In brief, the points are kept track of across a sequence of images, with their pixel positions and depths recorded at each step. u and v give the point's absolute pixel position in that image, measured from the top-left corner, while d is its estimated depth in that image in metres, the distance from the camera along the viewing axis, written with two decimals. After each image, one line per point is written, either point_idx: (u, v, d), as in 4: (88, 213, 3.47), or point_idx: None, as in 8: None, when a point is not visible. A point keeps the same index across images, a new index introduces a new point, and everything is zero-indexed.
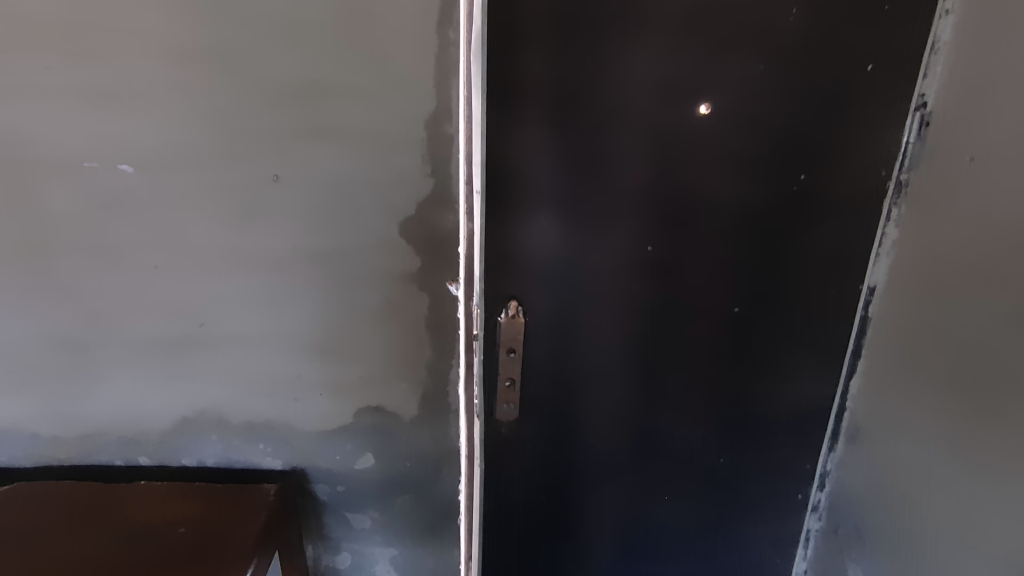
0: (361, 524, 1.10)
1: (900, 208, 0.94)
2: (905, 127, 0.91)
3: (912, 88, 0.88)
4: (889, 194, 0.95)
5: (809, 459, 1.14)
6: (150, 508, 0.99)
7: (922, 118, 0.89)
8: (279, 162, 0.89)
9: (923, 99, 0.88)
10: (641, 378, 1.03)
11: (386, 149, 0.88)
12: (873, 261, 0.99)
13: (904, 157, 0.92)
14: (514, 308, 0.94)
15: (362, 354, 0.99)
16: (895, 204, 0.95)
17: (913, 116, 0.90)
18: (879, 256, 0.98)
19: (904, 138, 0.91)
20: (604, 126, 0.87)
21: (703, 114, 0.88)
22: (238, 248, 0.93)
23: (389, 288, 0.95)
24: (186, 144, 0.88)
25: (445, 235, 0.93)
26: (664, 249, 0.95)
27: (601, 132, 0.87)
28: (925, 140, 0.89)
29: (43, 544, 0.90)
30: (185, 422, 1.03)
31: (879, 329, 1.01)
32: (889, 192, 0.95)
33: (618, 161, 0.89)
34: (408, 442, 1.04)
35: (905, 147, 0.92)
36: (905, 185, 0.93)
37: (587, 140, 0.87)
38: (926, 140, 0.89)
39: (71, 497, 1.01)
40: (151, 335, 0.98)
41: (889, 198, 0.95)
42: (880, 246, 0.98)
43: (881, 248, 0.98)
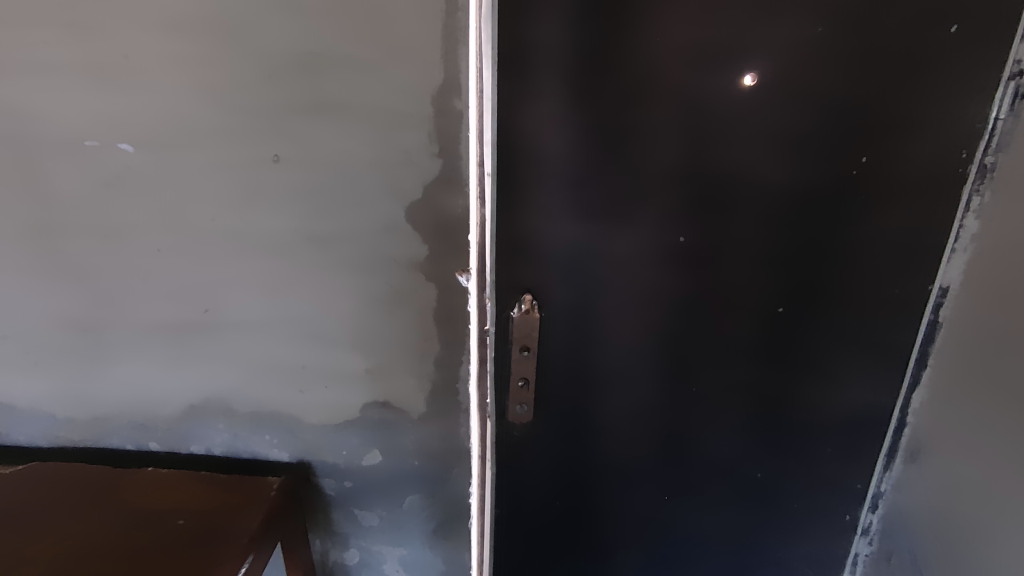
0: (369, 521, 1.06)
1: (983, 195, 0.81)
2: (994, 100, 0.77)
3: (1006, 53, 0.75)
4: (971, 179, 0.81)
5: (861, 479, 1.02)
6: (161, 492, 0.97)
7: (1017, 88, 0.75)
8: (279, 140, 0.82)
9: (1019, 66, 0.75)
10: (670, 381, 0.93)
11: (390, 125, 0.81)
12: (947, 256, 0.86)
13: (991, 136, 0.78)
14: (528, 302, 0.86)
15: (368, 347, 0.93)
16: (977, 191, 0.81)
17: (1005, 86, 0.76)
18: (955, 251, 0.85)
19: (992, 113, 0.78)
20: (633, 99, 0.77)
21: (747, 86, 0.76)
22: (239, 232, 0.88)
23: (395, 276, 0.88)
24: (184, 121, 0.82)
25: (455, 221, 0.85)
26: (698, 239, 0.84)
27: (629, 107, 0.77)
28: (1019, 115, 0.76)
29: (44, 530, 0.89)
30: (192, 410, 1.01)
31: (950, 336, 0.88)
32: (970, 177, 0.81)
33: (648, 141, 0.79)
34: (417, 439, 0.98)
35: (994, 123, 0.78)
36: (991, 169, 0.80)
37: (613, 116, 0.78)
38: (1020, 114, 0.76)
39: (80, 479, 1.00)
40: (156, 321, 0.95)
41: (970, 183, 0.81)
42: (956, 240, 0.85)
43: (957, 241, 0.85)
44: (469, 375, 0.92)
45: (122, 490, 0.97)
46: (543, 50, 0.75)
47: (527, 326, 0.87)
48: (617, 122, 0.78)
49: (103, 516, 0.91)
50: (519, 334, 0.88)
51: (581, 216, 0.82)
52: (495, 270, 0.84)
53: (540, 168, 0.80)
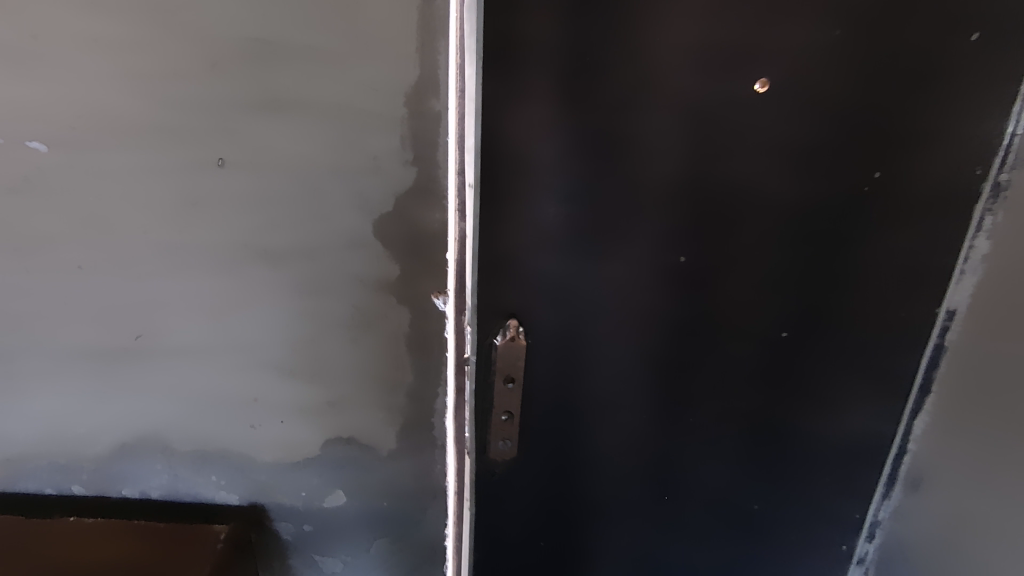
0: (332, 568, 0.95)
1: (996, 215, 0.76)
2: (1012, 115, 0.72)
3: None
4: (983, 197, 0.76)
5: (858, 508, 0.97)
6: (83, 553, 0.83)
7: None
8: (224, 142, 0.71)
9: None
10: (665, 411, 0.86)
11: (357, 128, 0.70)
12: (955, 279, 0.81)
13: (1006, 152, 0.73)
14: (514, 329, 0.77)
15: (330, 377, 0.82)
16: (989, 210, 0.76)
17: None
18: (963, 274, 0.80)
19: (1010, 128, 0.72)
20: (633, 104, 0.69)
21: (758, 92, 0.69)
22: (178, 247, 0.76)
23: (360, 297, 0.78)
24: (110, 117, 0.70)
25: (431, 237, 0.75)
26: (699, 259, 0.77)
27: (629, 113, 0.69)
28: None
29: None
30: (124, 448, 0.88)
31: (956, 362, 0.83)
32: (983, 195, 0.76)
33: (649, 150, 0.71)
34: (387, 478, 0.88)
35: (1010, 140, 0.73)
36: (1005, 187, 0.74)
37: (612, 123, 0.69)
38: None
39: None
40: (78, 348, 0.81)
41: (982, 202, 0.76)
42: (964, 262, 0.79)
43: (966, 263, 0.79)
44: (446, 408, 0.82)
45: (35, 552, 0.83)
46: (535, 46, 0.66)
47: (512, 356, 0.78)
48: (616, 129, 0.70)
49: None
50: (503, 365, 0.79)
51: (573, 233, 0.74)
52: (476, 293, 0.75)
53: (528, 180, 0.71)
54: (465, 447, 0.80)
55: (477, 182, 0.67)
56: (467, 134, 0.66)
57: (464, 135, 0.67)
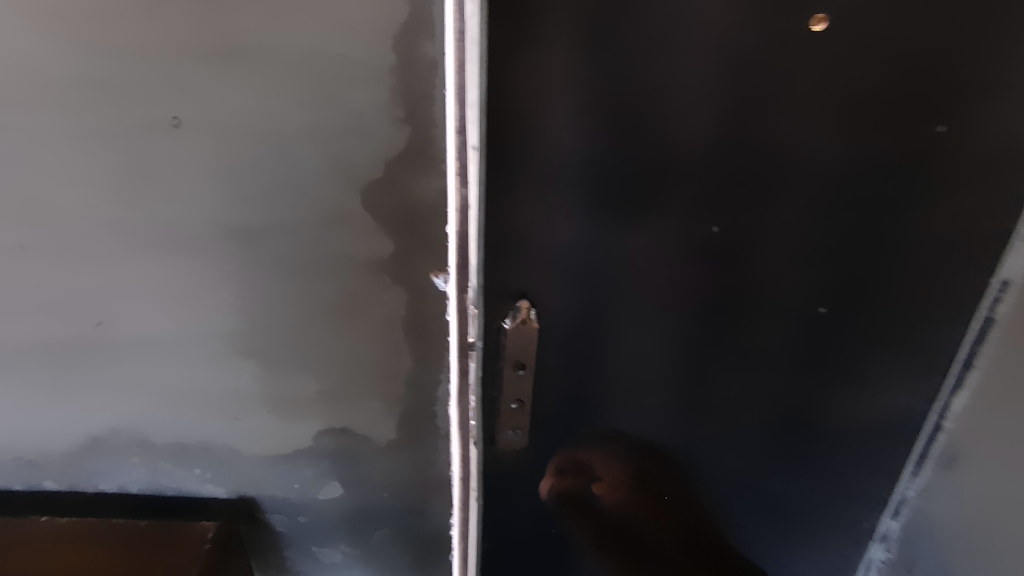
0: (330, 558, 0.90)
1: None
2: None
3: None
4: None
5: (885, 486, 0.91)
6: (57, 560, 0.76)
7: None
8: (177, 96, 0.59)
9: None
10: (687, 393, 0.79)
11: (336, 79, 0.58)
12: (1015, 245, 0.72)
13: None
14: (524, 309, 0.68)
15: (319, 365, 0.74)
16: None
17: None
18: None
19: None
20: (666, 47, 0.58)
21: (813, 31, 0.58)
22: (134, 223, 0.65)
23: (349, 277, 0.68)
24: (35, 68, 0.57)
25: (428, 207, 0.65)
26: (733, 229, 0.68)
27: (661, 59, 0.58)
28: None
29: None
30: (96, 442, 0.79)
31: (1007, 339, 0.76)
32: None
33: (682, 102, 0.60)
34: (386, 469, 0.81)
35: None
36: None
37: (639, 70, 0.58)
38: None
39: None
40: (31, 338, 0.71)
41: None
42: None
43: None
44: (451, 397, 0.75)
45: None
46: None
47: (524, 340, 0.70)
48: (644, 79, 0.59)
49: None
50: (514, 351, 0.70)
51: (591, 201, 0.64)
52: (482, 270, 0.66)
53: (541, 141, 0.61)
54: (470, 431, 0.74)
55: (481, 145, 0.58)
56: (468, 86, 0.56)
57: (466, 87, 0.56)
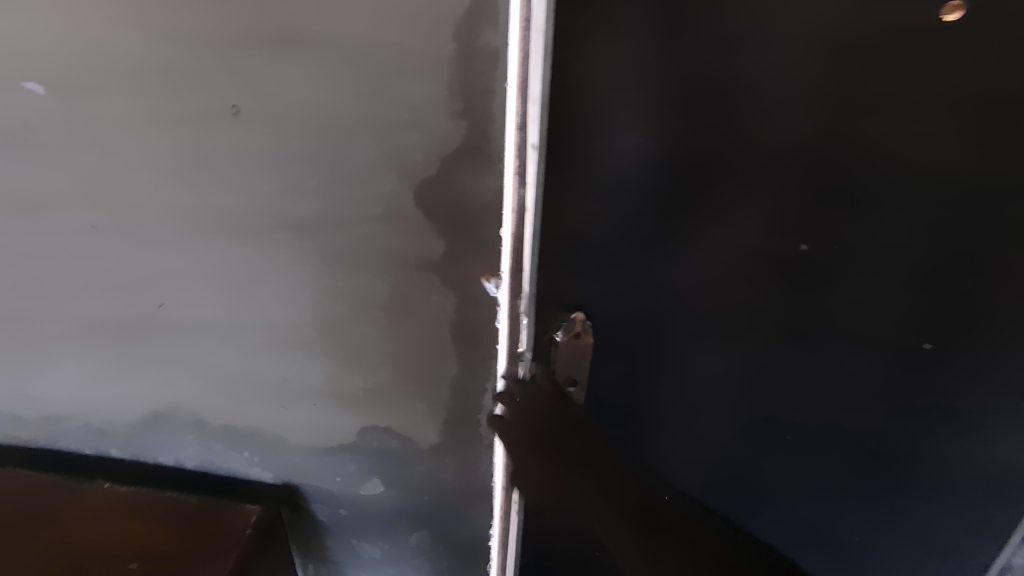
0: (369, 553, 0.89)
1: None
2: None
3: None
4: None
5: (986, 550, 0.79)
6: (119, 520, 0.80)
7: None
8: (236, 84, 0.58)
9: None
10: (754, 425, 0.71)
11: (393, 69, 0.55)
12: None
13: None
14: (579, 322, 0.64)
15: (364, 363, 0.72)
16: None
17: None
18: None
19: None
20: (760, 40, 0.50)
21: (946, 21, 0.48)
22: (194, 210, 0.65)
23: (398, 276, 0.66)
24: (106, 54, 0.58)
25: (482, 207, 0.61)
26: (823, 249, 0.59)
27: (753, 53, 0.51)
28: None
29: None
30: (156, 418, 0.82)
31: None
32: None
33: (773, 102, 0.53)
34: (428, 473, 0.79)
35: None
36: None
37: (724, 65, 0.51)
38: None
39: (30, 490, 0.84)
40: (99, 314, 0.74)
41: None
42: None
43: None
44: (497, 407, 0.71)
45: (67, 521, 0.79)
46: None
47: (579, 356, 0.67)
48: (732, 75, 0.52)
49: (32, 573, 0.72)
50: (567, 366, 0.68)
51: (659, 208, 0.58)
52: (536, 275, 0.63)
53: (608, 141, 0.55)
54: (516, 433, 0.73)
55: (541, 143, 0.56)
56: (532, 80, 0.54)
57: (529, 81, 0.54)
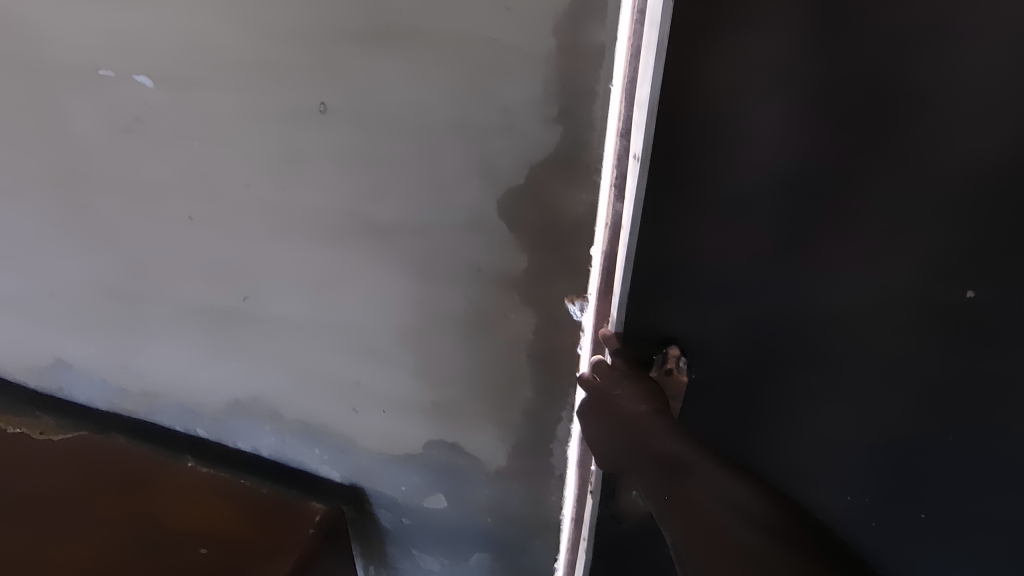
0: (429, 565, 0.87)
1: None
2: None
3: None
4: None
5: None
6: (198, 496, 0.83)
7: None
8: (326, 82, 0.56)
9: None
10: (874, 492, 0.61)
11: (487, 67, 0.50)
12: None
13: None
14: (673, 358, 0.57)
15: (436, 375, 0.68)
16: None
17: None
18: None
19: None
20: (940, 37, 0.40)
21: None
22: (281, 207, 0.65)
23: (477, 289, 0.61)
24: (209, 49, 0.58)
25: (572, 224, 0.56)
26: (999, 303, 0.48)
27: (934, 55, 0.40)
28: None
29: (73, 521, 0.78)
30: (237, 404, 0.84)
31: None
32: None
33: (953, 116, 0.42)
34: (494, 496, 0.75)
35: None
36: None
37: (892, 68, 0.41)
38: None
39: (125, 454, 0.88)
40: (192, 301, 0.76)
41: None
42: None
43: None
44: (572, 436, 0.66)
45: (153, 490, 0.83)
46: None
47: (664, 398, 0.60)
48: (901, 83, 0.41)
49: (114, 531, 0.76)
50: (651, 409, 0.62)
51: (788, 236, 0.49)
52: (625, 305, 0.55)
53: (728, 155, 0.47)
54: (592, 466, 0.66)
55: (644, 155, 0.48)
56: (641, 82, 0.46)
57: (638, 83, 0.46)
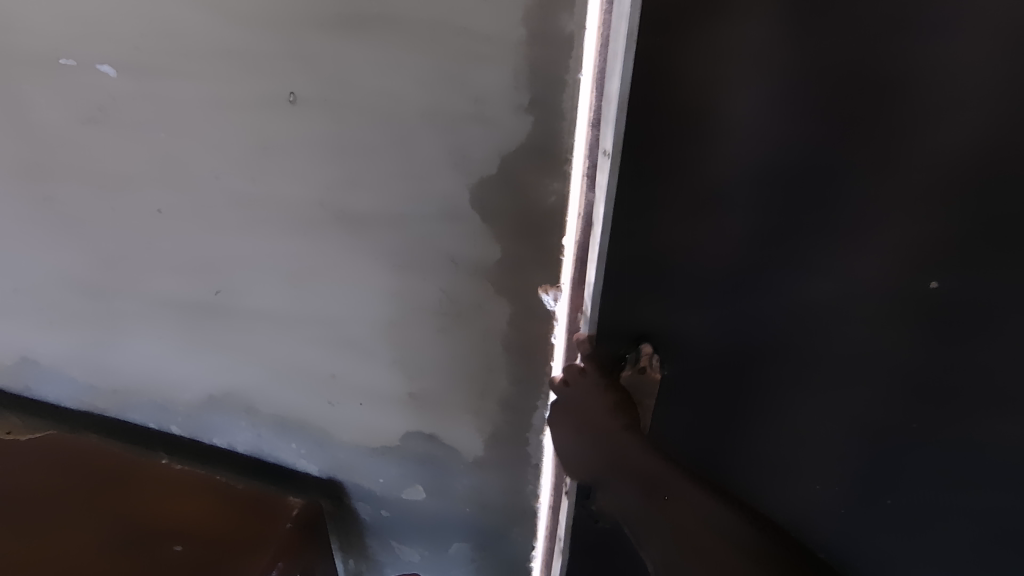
0: (408, 557, 0.87)
1: None
2: None
3: None
4: None
5: None
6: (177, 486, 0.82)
7: None
8: (295, 71, 0.55)
9: None
10: (856, 515, 0.59)
11: (458, 56, 0.50)
12: None
13: None
14: (646, 356, 0.55)
15: (412, 367, 0.68)
16: None
17: None
18: None
19: None
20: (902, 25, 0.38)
21: None
22: (252, 198, 0.64)
23: (451, 280, 0.61)
24: (175, 38, 0.57)
25: (545, 214, 0.56)
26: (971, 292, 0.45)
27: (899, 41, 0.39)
28: None
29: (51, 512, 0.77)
30: (212, 400, 0.83)
31: None
32: None
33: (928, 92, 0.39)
34: (472, 486, 0.75)
35: None
36: None
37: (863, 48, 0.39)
38: None
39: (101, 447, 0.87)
40: (163, 295, 0.75)
41: None
42: None
43: None
44: (547, 427, 0.66)
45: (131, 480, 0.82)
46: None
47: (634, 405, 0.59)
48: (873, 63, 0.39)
49: (94, 525, 0.76)
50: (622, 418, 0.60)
51: (756, 238, 0.47)
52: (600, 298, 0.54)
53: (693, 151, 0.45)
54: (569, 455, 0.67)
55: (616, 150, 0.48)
56: (610, 72, 0.46)
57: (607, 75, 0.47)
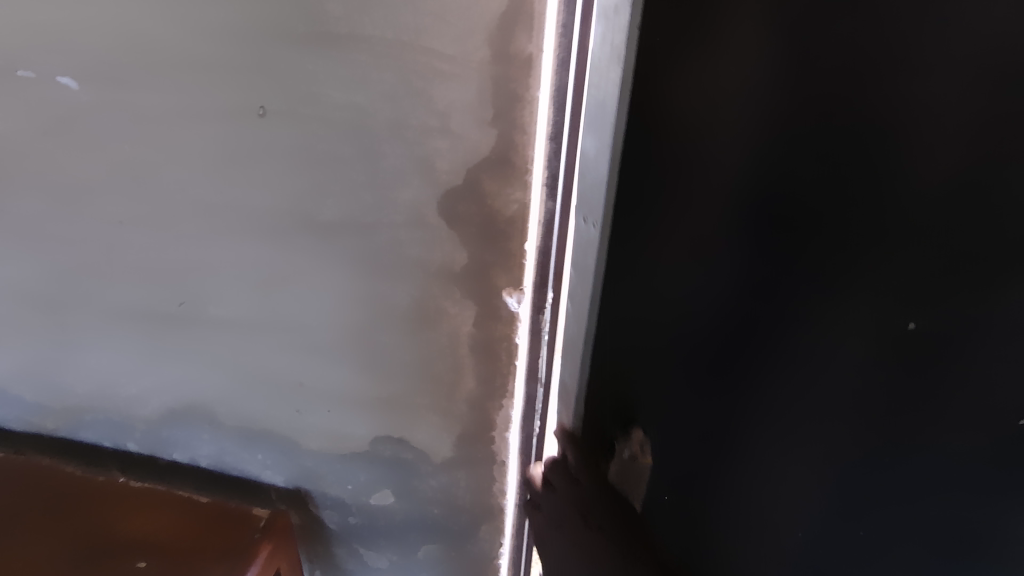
0: (376, 562, 0.87)
1: None
2: None
3: None
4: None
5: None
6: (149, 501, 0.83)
7: None
8: (264, 85, 0.57)
9: None
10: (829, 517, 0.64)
11: (424, 73, 0.53)
12: None
13: None
14: (636, 442, 0.66)
15: (381, 371, 0.70)
16: None
17: None
18: None
19: None
20: (893, 72, 0.44)
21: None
22: (219, 208, 0.65)
23: (419, 284, 0.64)
24: (140, 51, 0.58)
25: (508, 220, 0.60)
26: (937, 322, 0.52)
27: (903, 82, 0.44)
28: None
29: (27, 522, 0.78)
30: (172, 413, 0.82)
31: None
32: None
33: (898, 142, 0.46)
34: (440, 486, 0.77)
35: None
36: None
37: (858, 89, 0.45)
38: None
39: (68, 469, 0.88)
40: (123, 307, 0.74)
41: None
42: None
43: None
44: (518, 418, 0.71)
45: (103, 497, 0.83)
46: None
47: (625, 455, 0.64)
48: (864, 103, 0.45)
49: (52, 547, 0.74)
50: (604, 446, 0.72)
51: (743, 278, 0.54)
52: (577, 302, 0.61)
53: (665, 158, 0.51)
54: (534, 437, 0.72)
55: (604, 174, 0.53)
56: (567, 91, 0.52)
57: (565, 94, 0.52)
